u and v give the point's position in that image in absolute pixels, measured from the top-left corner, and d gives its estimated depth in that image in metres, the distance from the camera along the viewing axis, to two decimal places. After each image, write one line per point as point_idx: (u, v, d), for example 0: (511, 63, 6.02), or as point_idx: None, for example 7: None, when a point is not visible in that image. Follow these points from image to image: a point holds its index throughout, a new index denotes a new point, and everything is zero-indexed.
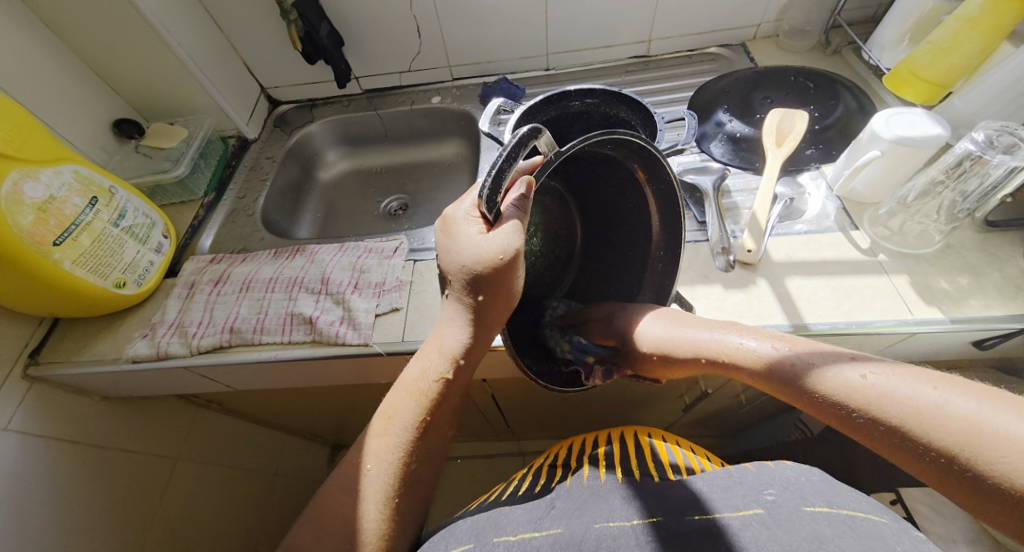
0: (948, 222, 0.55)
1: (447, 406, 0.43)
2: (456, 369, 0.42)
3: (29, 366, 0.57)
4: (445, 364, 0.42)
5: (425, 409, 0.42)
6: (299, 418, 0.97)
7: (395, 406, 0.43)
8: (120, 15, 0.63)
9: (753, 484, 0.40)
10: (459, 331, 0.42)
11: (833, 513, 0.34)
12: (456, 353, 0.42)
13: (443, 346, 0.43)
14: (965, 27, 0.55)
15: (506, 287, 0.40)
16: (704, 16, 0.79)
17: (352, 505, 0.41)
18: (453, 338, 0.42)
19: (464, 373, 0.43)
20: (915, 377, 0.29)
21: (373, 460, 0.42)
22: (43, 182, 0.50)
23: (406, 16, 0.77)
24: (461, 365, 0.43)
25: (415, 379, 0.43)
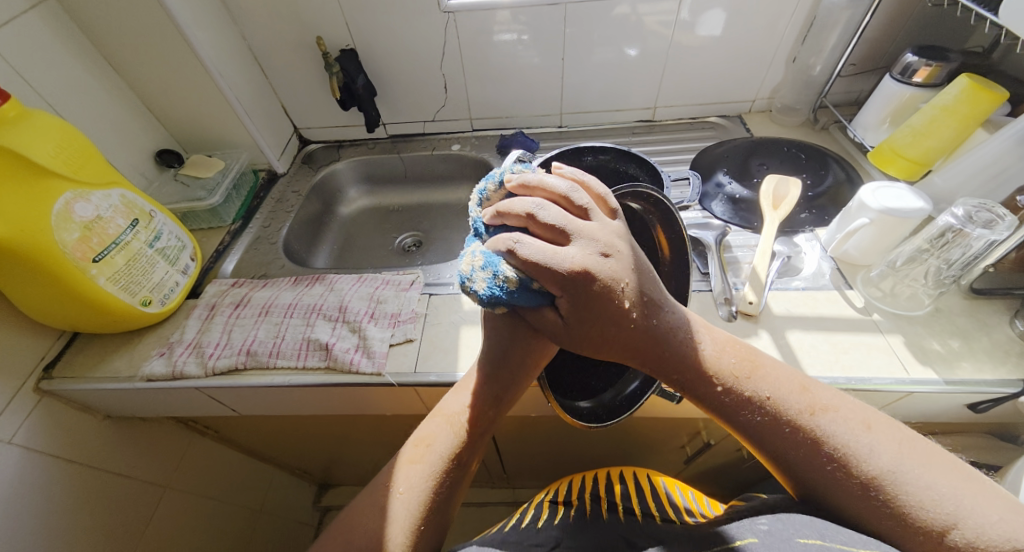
0: (936, 287, 0.58)
1: (483, 442, 0.45)
2: (495, 409, 0.44)
3: (41, 380, 0.58)
4: (485, 401, 0.44)
5: (461, 441, 0.44)
6: (292, 452, 0.95)
7: (432, 433, 0.44)
8: (179, 58, 0.70)
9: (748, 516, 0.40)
10: (502, 372, 0.45)
11: (825, 547, 0.34)
12: (499, 393, 0.44)
13: (485, 384, 0.45)
14: (941, 114, 0.62)
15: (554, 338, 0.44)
16: (703, 90, 0.87)
17: (377, 527, 0.41)
18: (495, 378, 0.45)
19: (500, 416, 0.45)
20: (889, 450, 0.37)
21: (404, 485, 0.42)
22: (92, 203, 0.53)
23: (436, 74, 0.85)
24: (504, 403, 0.45)
25: (457, 412, 0.45)
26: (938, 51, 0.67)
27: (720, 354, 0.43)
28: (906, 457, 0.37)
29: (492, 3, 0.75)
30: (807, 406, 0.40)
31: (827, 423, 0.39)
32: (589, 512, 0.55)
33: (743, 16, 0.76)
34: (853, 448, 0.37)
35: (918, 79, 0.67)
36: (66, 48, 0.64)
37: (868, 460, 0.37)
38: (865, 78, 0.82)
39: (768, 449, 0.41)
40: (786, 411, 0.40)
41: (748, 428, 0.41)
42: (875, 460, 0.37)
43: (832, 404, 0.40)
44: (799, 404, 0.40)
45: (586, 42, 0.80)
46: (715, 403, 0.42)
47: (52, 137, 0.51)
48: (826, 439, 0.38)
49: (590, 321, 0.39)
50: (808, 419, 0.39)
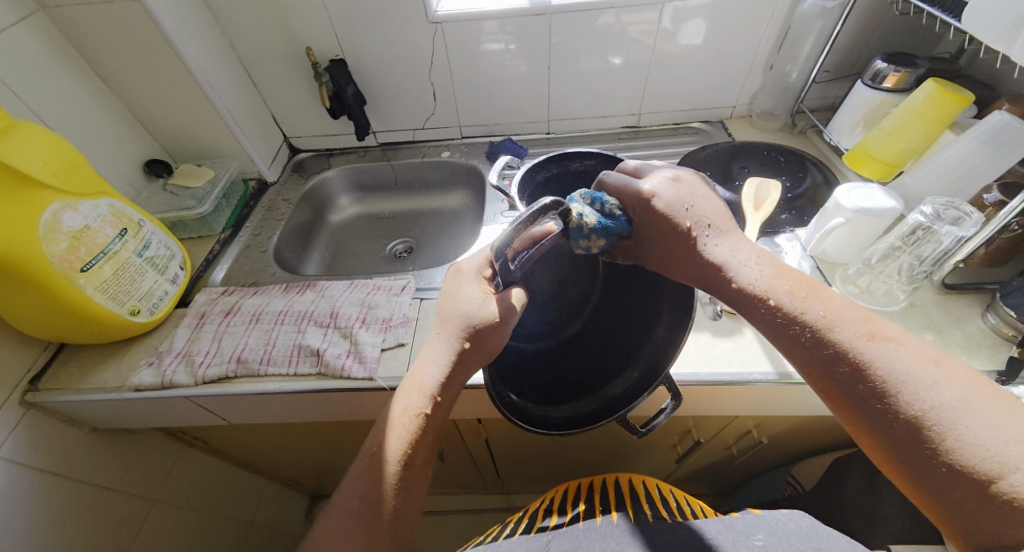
0: (909, 282, 0.61)
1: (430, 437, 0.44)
2: (428, 406, 0.44)
3: (27, 392, 0.57)
4: (424, 401, 0.44)
5: (405, 443, 0.43)
6: (283, 461, 0.94)
7: (379, 441, 0.44)
8: (169, 70, 0.70)
9: (743, 531, 0.44)
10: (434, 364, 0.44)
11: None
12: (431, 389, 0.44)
13: (422, 384, 0.44)
14: (910, 118, 0.65)
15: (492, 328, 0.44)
16: (686, 96, 0.90)
17: (343, 542, 0.41)
18: (431, 377, 0.44)
19: (444, 410, 0.45)
20: (958, 391, 0.34)
21: (359, 496, 0.43)
22: (80, 212, 0.53)
23: (425, 83, 0.86)
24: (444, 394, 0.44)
25: (397, 415, 0.44)
26: (908, 58, 0.70)
27: (779, 286, 0.41)
28: (966, 401, 0.34)
29: (479, 13, 0.76)
30: (865, 333, 0.38)
31: (885, 351, 0.37)
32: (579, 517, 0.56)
33: (722, 24, 0.78)
34: (904, 383, 0.35)
35: (888, 84, 0.70)
36: (54, 60, 0.64)
37: (918, 396, 0.35)
38: (839, 84, 0.85)
39: (813, 375, 0.39)
40: (839, 337, 0.38)
41: (799, 353, 0.40)
42: (928, 399, 0.34)
43: (894, 337, 0.37)
44: (854, 335, 0.38)
45: (572, 50, 0.82)
46: (764, 325, 0.41)
47: (41, 148, 0.51)
48: (883, 369, 0.36)
49: (659, 245, 0.45)
50: (864, 348, 0.37)
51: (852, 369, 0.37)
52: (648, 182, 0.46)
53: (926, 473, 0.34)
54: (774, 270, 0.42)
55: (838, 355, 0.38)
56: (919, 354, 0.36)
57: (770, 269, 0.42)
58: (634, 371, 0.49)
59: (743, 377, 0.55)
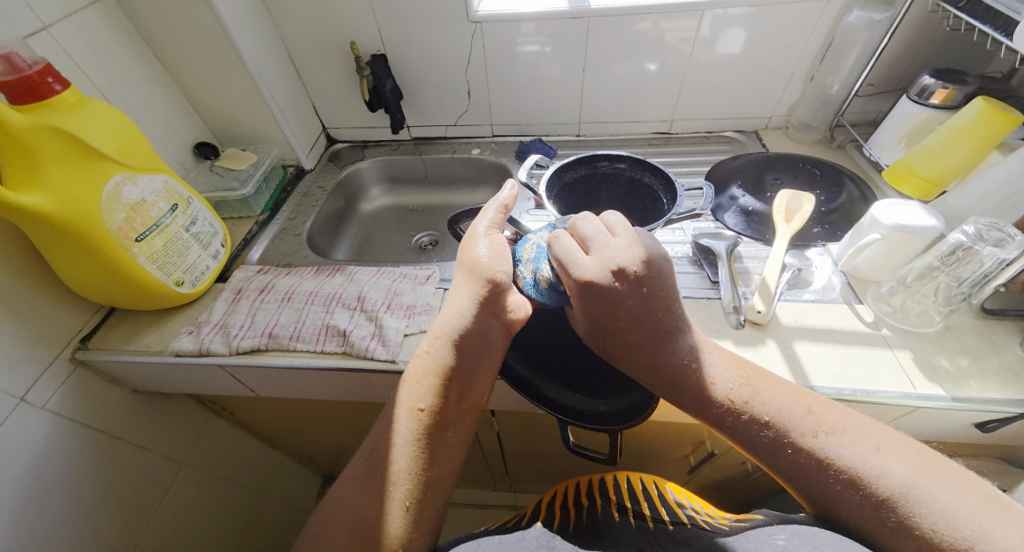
0: (946, 304, 0.58)
1: (459, 385, 0.47)
2: (450, 352, 0.48)
3: (78, 349, 0.61)
4: (414, 387, 0.48)
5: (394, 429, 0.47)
6: (302, 440, 0.98)
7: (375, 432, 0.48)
8: (223, 59, 0.74)
9: (764, 537, 0.43)
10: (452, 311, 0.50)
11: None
12: (447, 336, 0.48)
13: (415, 372, 0.48)
14: (956, 135, 0.63)
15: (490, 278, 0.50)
16: (720, 104, 0.89)
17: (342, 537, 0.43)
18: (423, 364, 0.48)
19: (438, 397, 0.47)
20: (912, 471, 0.39)
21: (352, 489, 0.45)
22: (139, 187, 0.57)
23: (460, 81, 0.88)
24: (469, 346, 0.48)
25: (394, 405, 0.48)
26: (955, 75, 0.68)
27: (736, 386, 0.45)
28: (921, 477, 0.39)
29: (517, 15, 0.78)
30: (811, 429, 0.42)
31: (834, 444, 0.41)
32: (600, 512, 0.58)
33: (762, 34, 0.77)
34: (866, 471, 0.39)
35: (935, 100, 0.68)
36: (122, 45, 0.68)
37: (881, 481, 0.39)
38: (882, 99, 0.83)
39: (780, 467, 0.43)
40: (795, 431, 0.42)
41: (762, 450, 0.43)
42: (888, 481, 0.39)
43: (838, 426, 0.42)
44: (805, 427, 0.42)
45: (608, 54, 0.82)
46: (728, 431, 0.45)
47: (108, 125, 0.55)
48: (841, 460, 0.40)
49: (595, 317, 0.46)
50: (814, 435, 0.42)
51: (815, 462, 0.41)
52: (588, 263, 0.45)
53: (897, 551, 0.38)
54: (723, 373, 0.46)
55: (798, 453, 0.42)
56: (863, 439, 0.41)
57: (718, 369, 0.46)
58: (610, 403, 0.52)
59: None
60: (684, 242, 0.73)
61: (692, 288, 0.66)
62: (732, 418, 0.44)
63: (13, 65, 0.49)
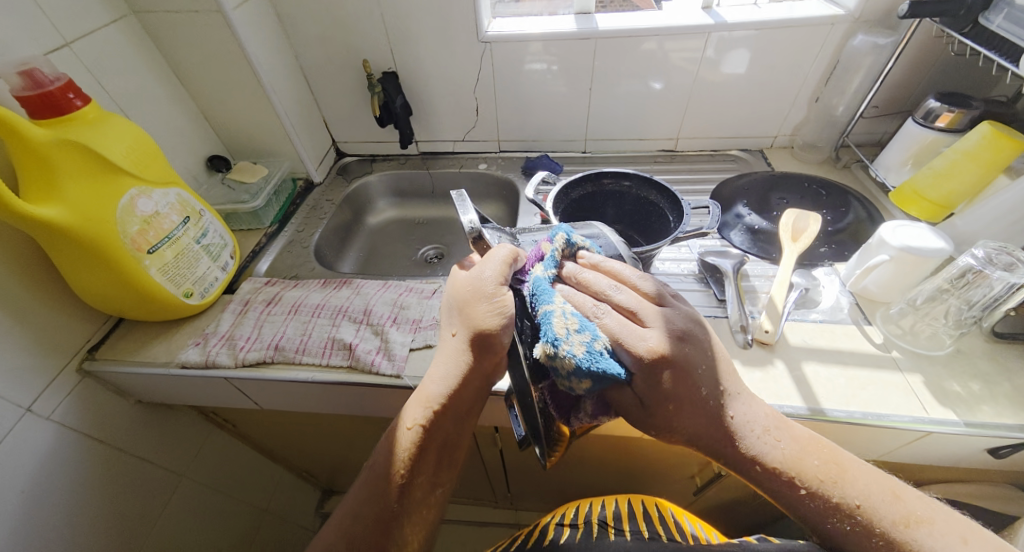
0: (957, 327, 0.58)
1: (439, 446, 0.45)
2: (430, 416, 0.45)
3: (85, 360, 0.61)
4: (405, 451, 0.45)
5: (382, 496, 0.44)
6: (302, 453, 0.97)
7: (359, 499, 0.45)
8: (239, 75, 0.76)
9: None
10: (444, 364, 0.46)
11: None
12: (433, 398, 0.45)
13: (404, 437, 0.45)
14: (963, 159, 0.63)
15: (499, 315, 0.44)
16: (726, 124, 0.90)
17: None
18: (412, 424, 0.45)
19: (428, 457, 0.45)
20: None
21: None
22: (153, 199, 0.58)
23: (469, 97, 0.90)
24: (456, 406, 0.45)
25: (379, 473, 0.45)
26: (961, 98, 0.69)
27: (789, 456, 0.42)
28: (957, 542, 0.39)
29: (526, 35, 0.79)
30: (901, 517, 0.39)
31: (924, 536, 0.39)
32: (595, 534, 0.58)
33: (767, 56, 0.79)
34: (908, 539, 0.39)
35: (941, 123, 0.68)
36: (140, 61, 0.70)
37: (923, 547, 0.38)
38: (887, 120, 0.84)
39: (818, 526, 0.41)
40: (848, 496, 0.40)
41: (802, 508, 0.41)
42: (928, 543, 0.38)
43: (926, 517, 0.40)
44: (892, 516, 0.39)
45: (614, 74, 0.84)
46: (797, 508, 0.42)
47: (126, 139, 0.56)
48: (887, 526, 0.39)
49: (671, 402, 0.42)
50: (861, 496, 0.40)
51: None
52: (654, 335, 0.42)
53: None
54: (807, 445, 0.42)
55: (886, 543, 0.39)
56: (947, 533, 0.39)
57: (802, 445, 0.42)
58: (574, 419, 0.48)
59: (771, 408, 0.54)
60: (690, 260, 0.73)
61: (698, 306, 0.66)
62: (817, 501, 0.41)
63: (36, 80, 0.50)
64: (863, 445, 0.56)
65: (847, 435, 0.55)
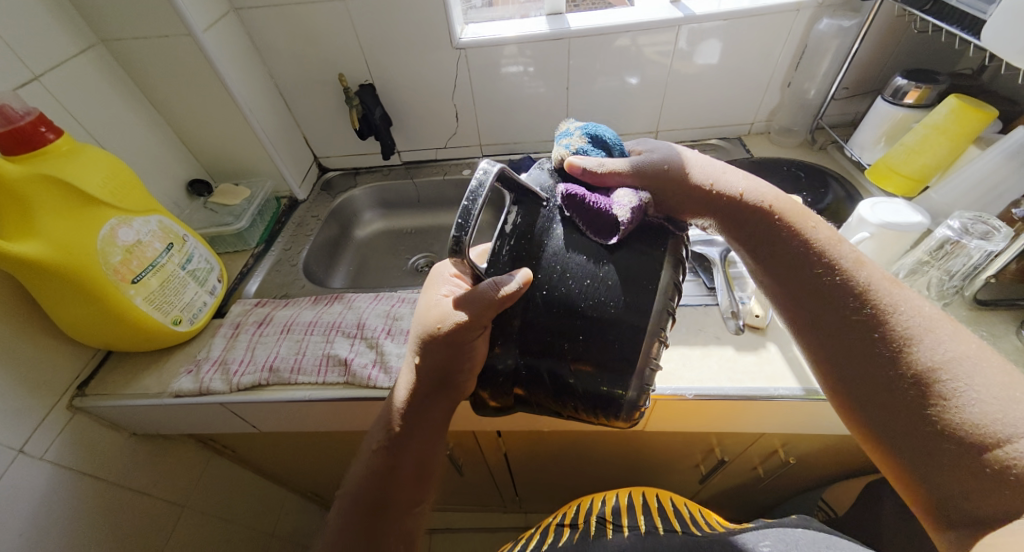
0: (938, 298, 0.60)
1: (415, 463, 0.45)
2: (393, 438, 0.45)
3: (75, 397, 0.60)
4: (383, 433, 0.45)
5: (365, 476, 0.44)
6: (305, 474, 0.96)
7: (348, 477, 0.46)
8: (214, 97, 0.75)
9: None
10: (405, 391, 0.46)
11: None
12: (394, 420, 0.46)
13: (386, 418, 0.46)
14: (933, 133, 0.65)
15: (462, 349, 0.41)
16: (703, 114, 0.91)
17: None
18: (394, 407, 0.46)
19: (406, 442, 0.44)
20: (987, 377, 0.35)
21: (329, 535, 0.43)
22: (134, 228, 0.57)
23: (448, 104, 0.90)
24: (423, 424, 0.45)
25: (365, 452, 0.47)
26: (927, 75, 0.70)
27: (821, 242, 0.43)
28: (975, 355, 0.36)
29: (499, 39, 0.80)
30: (854, 258, 0.41)
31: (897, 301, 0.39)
32: (593, 534, 0.58)
33: (738, 44, 0.80)
34: (923, 345, 0.37)
35: (909, 100, 0.70)
36: (112, 90, 0.69)
37: (935, 346, 0.37)
38: (859, 101, 0.85)
39: (837, 367, 0.40)
40: (865, 276, 0.40)
41: (822, 315, 0.41)
42: (940, 351, 0.36)
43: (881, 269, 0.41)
44: (850, 258, 0.41)
45: (590, 71, 0.84)
46: (769, 234, 0.44)
47: (102, 169, 0.55)
48: (898, 315, 0.38)
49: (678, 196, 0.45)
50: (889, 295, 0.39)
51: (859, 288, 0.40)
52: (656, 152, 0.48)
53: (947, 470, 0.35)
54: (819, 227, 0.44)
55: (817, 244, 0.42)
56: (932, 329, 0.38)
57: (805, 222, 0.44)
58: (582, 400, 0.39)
59: (767, 392, 0.55)
60: None
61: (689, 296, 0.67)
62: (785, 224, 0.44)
63: (6, 116, 0.50)
64: None
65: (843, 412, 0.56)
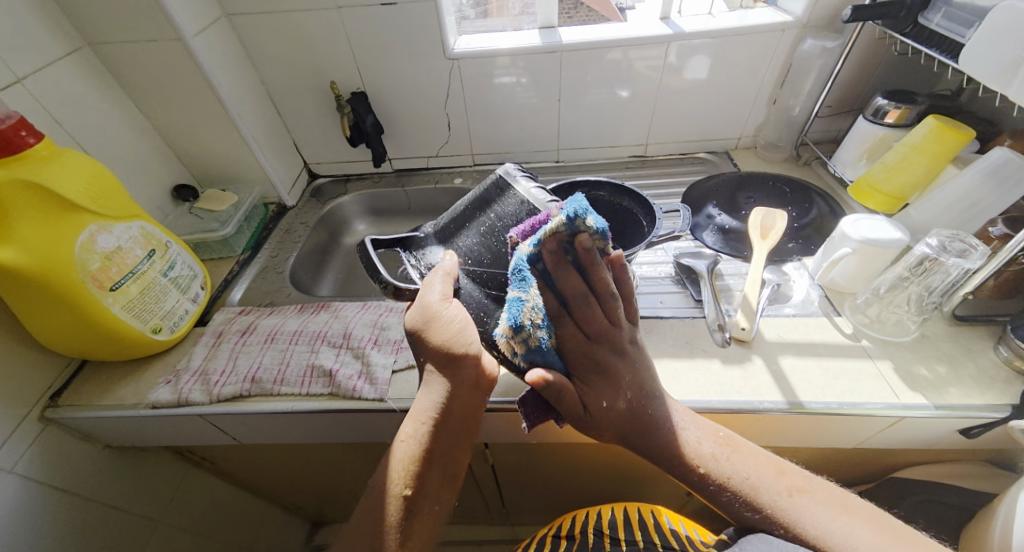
0: (919, 313, 0.60)
1: (441, 461, 0.48)
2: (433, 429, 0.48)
3: (47, 407, 0.58)
4: (420, 426, 0.48)
5: (405, 472, 0.47)
6: (287, 487, 0.94)
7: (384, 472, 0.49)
8: (202, 102, 0.74)
9: None
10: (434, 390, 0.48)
11: None
12: (428, 414, 0.48)
13: (417, 411, 0.49)
14: (912, 152, 0.66)
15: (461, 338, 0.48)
16: (692, 128, 0.92)
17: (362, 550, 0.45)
18: (426, 402, 0.48)
19: (444, 438, 0.48)
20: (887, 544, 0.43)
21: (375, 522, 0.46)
22: (114, 234, 0.56)
23: (441, 114, 0.90)
24: (462, 419, 0.48)
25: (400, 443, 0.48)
26: (907, 95, 0.72)
27: (693, 444, 0.49)
28: (857, 521, 0.45)
29: (493, 50, 0.80)
30: (785, 488, 0.47)
31: (802, 502, 0.46)
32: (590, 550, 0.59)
33: (726, 62, 0.81)
34: (800, 524, 0.45)
35: (890, 119, 0.72)
36: (96, 92, 0.68)
37: (846, 542, 0.43)
38: (842, 118, 0.87)
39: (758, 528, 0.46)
40: (763, 500, 0.46)
41: (725, 504, 0.48)
42: (776, 501, 0.46)
43: (806, 488, 0.47)
44: (775, 494, 0.46)
45: (582, 84, 0.85)
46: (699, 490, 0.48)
47: (83, 174, 0.54)
48: (808, 529, 0.44)
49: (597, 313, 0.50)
50: (724, 468, 0.48)
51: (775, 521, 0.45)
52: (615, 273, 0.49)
53: None
54: (710, 436, 0.50)
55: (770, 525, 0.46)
56: (843, 508, 0.46)
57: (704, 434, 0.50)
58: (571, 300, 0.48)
59: (753, 405, 0.55)
60: (666, 262, 0.75)
61: (677, 308, 0.67)
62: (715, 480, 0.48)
63: None
64: (844, 434, 0.58)
65: (828, 426, 0.56)
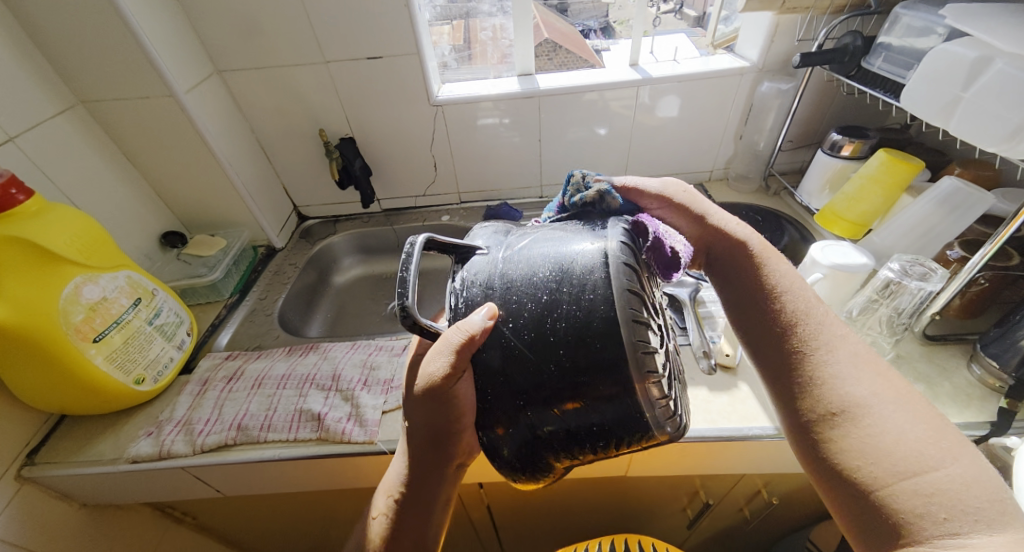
0: (891, 334, 0.63)
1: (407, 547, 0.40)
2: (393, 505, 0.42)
3: (24, 466, 0.56)
4: (384, 500, 0.42)
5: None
6: (273, 540, 0.90)
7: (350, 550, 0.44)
8: (192, 152, 0.76)
9: None
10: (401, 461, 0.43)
11: None
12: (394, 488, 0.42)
13: (387, 484, 0.43)
14: (868, 183, 0.71)
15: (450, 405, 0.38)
16: (667, 162, 0.97)
17: None
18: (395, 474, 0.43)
19: (409, 515, 0.41)
20: (882, 391, 0.37)
21: None
22: (100, 285, 0.56)
23: (427, 155, 0.93)
24: (425, 492, 0.41)
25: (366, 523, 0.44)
26: (859, 130, 0.78)
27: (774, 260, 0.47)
28: (869, 378, 0.38)
29: (475, 96, 0.85)
30: (801, 309, 0.43)
31: (816, 328, 0.42)
32: None
33: (695, 102, 0.87)
34: (823, 354, 0.40)
35: (845, 152, 0.76)
36: (87, 145, 0.70)
37: (835, 368, 0.39)
38: (806, 150, 0.93)
39: (757, 342, 0.44)
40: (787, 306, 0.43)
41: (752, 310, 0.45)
42: (835, 371, 0.39)
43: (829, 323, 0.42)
44: (798, 308, 0.43)
45: (561, 123, 0.90)
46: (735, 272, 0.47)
47: (71, 227, 0.55)
48: (813, 350, 0.40)
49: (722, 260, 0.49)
50: (807, 323, 0.42)
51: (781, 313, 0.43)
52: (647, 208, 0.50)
53: (846, 494, 0.35)
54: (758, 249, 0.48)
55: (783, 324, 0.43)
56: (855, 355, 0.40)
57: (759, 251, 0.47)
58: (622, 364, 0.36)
59: (741, 431, 0.56)
60: None
61: None
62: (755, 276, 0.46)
63: None
64: None
65: None
